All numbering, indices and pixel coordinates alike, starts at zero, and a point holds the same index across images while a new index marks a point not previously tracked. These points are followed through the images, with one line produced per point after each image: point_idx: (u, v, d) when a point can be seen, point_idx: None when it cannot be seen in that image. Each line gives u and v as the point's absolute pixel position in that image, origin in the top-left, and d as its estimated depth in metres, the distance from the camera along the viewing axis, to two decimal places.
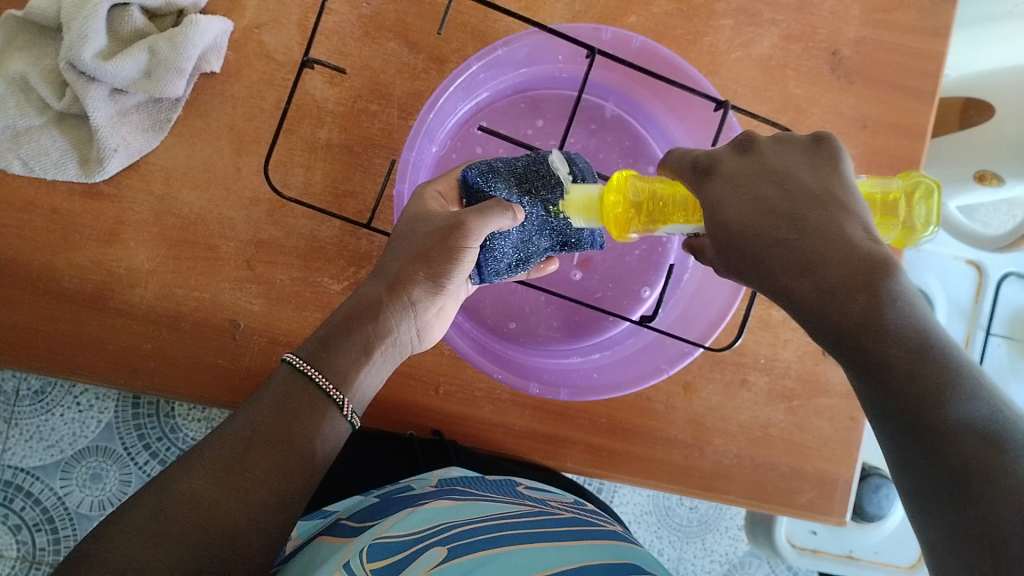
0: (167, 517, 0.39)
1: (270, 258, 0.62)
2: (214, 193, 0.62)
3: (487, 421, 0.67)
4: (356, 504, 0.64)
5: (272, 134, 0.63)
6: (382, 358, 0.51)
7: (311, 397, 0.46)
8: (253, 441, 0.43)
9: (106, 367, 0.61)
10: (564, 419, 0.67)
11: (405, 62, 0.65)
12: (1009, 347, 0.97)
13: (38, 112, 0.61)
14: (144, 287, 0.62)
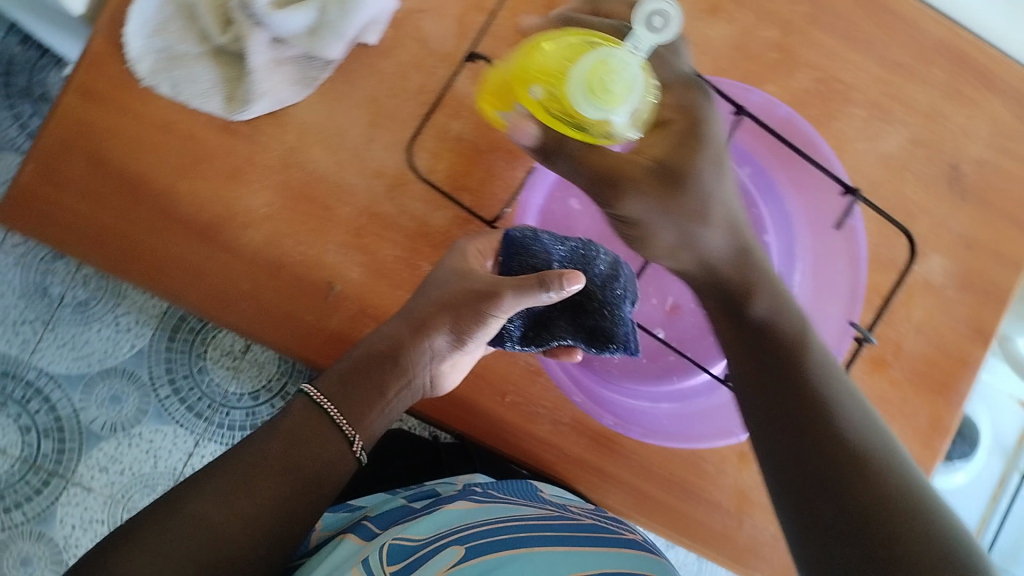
0: (190, 524, 0.48)
1: (380, 232, 0.64)
2: (342, 158, 0.64)
3: (542, 439, 0.68)
4: (383, 502, 0.68)
5: (411, 117, 0.65)
6: (393, 399, 0.58)
7: (321, 427, 0.55)
8: (251, 467, 0.51)
9: (202, 298, 0.62)
10: (616, 457, 0.69)
11: None
12: None
13: (198, 41, 0.63)
14: (256, 229, 0.63)
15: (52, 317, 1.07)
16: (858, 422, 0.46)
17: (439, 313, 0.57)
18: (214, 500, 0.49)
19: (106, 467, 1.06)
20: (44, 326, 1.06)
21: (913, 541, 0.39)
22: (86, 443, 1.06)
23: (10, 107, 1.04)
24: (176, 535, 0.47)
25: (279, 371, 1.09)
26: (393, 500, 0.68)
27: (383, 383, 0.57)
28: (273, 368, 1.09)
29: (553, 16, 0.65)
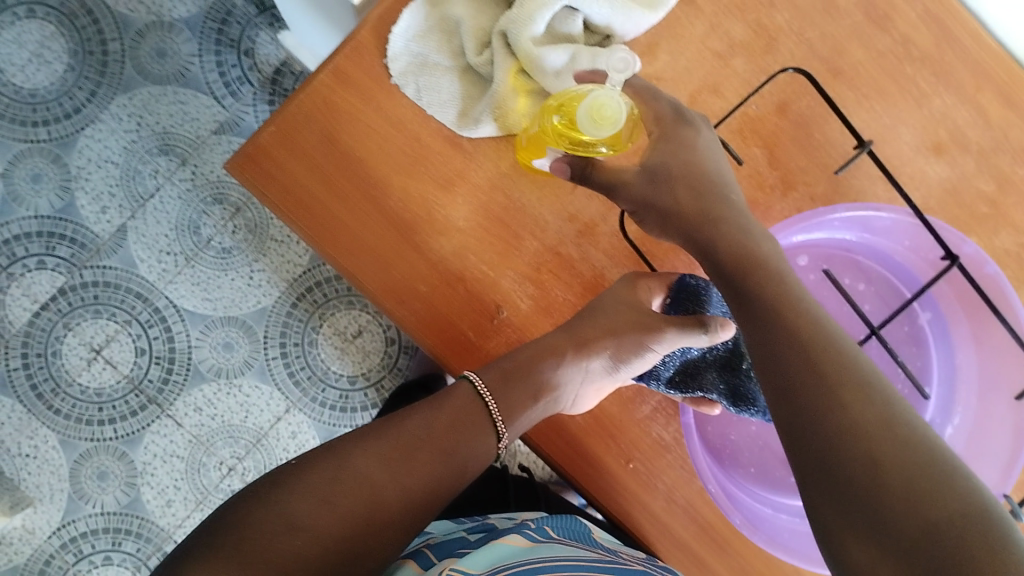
0: (355, 479, 0.50)
1: (555, 272, 0.66)
2: (544, 194, 0.66)
3: (652, 514, 0.65)
4: (448, 530, 0.62)
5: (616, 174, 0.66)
6: (542, 406, 0.61)
7: (476, 418, 0.59)
8: (408, 443, 0.54)
9: (381, 288, 0.65)
10: (719, 550, 0.65)
11: (759, 171, 0.66)
12: None
13: (451, 56, 0.67)
14: (448, 239, 0.65)
15: (194, 254, 1.08)
16: (868, 407, 0.39)
17: (587, 336, 0.61)
18: (374, 460, 0.52)
19: (201, 408, 1.08)
20: (184, 261, 1.08)
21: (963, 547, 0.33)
22: (191, 380, 1.08)
23: (217, 54, 1.08)
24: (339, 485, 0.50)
25: (382, 364, 1.12)
26: (458, 528, 0.62)
27: (538, 391, 0.60)
28: (376, 359, 1.12)
29: (780, 114, 0.67)
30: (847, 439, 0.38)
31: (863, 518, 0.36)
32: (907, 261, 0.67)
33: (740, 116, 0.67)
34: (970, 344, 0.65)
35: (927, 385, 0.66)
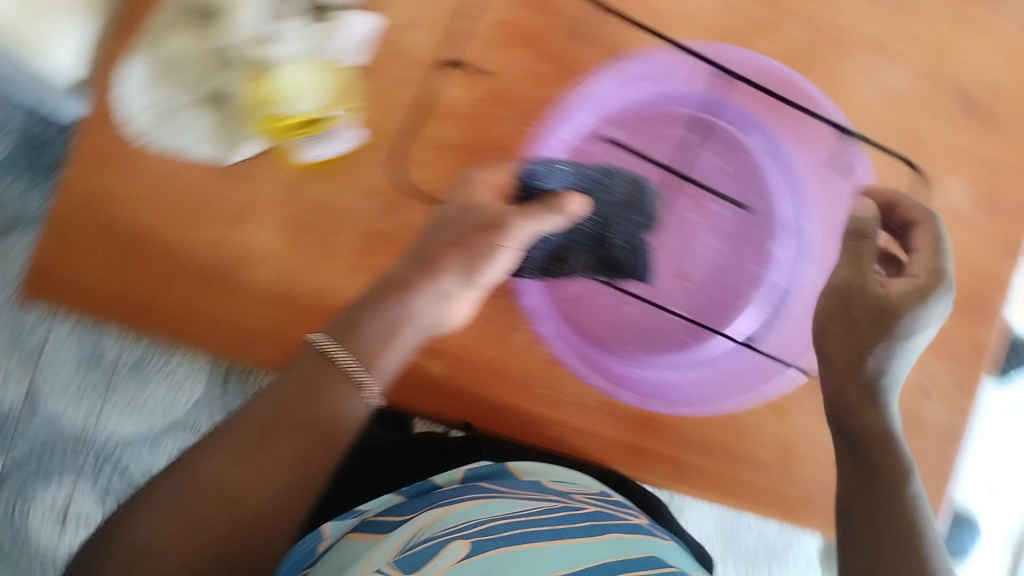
0: (200, 499, 0.46)
1: (385, 250, 0.60)
2: (337, 183, 0.60)
3: (572, 426, 0.62)
4: (383, 504, 0.71)
5: (398, 129, 0.61)
6: (413, 338, 0.53)
7: (333, 378, 0.50)
8: (247, 444, 0.48)
9: (221, 338, 0.60)
10: (641, 452, 0.62)
11: (538, 69, 0.61)
12: None
13: (194, 91, 0.60)
14: (261, 268, 0.60)
15: (106, 384, 0.93)
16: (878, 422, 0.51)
17: (485, 326, 0.62)
18: (231, 471, 0.47)
19: None
20: (100, 399, 0.93)
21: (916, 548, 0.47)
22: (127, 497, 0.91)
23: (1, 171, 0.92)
24: (191, 511, 0.45)
25: None
26: (390, 496, 0.71)
27: (377, 318, 0.52)
28: None
29: (532, 8, 0.61)
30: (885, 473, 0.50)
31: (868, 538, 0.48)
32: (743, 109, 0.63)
33: (496, 25, 0.61)
34: (792, 141, 0.63)
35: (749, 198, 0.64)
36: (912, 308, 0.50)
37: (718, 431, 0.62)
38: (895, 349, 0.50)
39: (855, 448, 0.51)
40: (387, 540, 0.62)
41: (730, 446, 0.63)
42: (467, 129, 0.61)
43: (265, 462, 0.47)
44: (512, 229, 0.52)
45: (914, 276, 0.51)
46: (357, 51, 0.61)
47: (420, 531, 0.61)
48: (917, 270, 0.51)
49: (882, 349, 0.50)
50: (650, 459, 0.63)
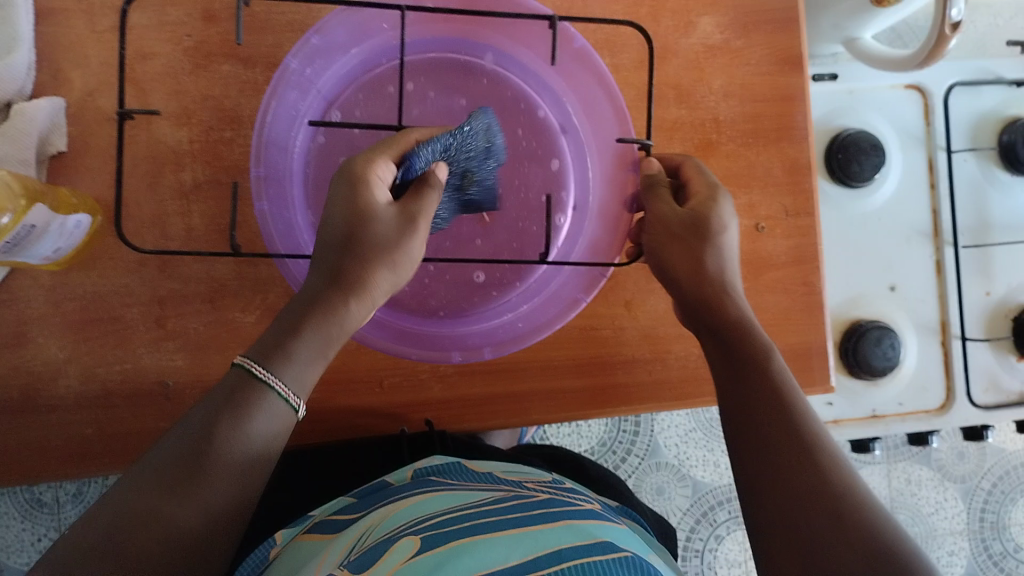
0: (151, 520, 0.39)
1: (178, 310, 0.59)
2: (102, 267, 0.58)
3: (440, 400, 0.60)
4: (334, 503, 0.57)
5: (138, 190, 0.58)
6: (319, 357, 0.48)
7: (262, 397, 0.44)
8: (182, 464, 0.41)
9: (57, 462, 0.57)
10: (514, 400, 0.61)
11: (246, 79, 0.59)
12: (979, 158, 0.81)
13: None
14: (66, 377, 0.58)
15: (59, 520, 0.91)
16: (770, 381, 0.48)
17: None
18: (177, 503, 0.40)
19: None
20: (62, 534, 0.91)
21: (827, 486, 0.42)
22: None
23: None
24: (155, 530, 0.38)
25: None
26: (343, 498, 0.57)
27: (300, 345, 0.47)
28: None
29: (216, 23, 0.58)
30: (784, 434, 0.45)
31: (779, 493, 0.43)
32: (438, 35, 0.58)
33: (185, 55, 0.58)
34: (520, 47, 0.58)
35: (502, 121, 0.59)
36: (712, 213, 0.52)
37: (585, 347, 0.62)
38: (711, 250, 0.52)
39: (712, 333, 0.52)
40: (336, 544, 0.48)
41: (605, 355, 0.62)
42: (202, 162, 0.58)
43: (208, 474, 0.41)
44: (368, 213, 0.47)
45: (694, 193, 0.54)
46: (55, 138, 0.56)
47: (366, 534, 0.48)
48: (693, 187, 0.54)
49: (710, 254, 0.52)
50: (533, 396, 0.61)
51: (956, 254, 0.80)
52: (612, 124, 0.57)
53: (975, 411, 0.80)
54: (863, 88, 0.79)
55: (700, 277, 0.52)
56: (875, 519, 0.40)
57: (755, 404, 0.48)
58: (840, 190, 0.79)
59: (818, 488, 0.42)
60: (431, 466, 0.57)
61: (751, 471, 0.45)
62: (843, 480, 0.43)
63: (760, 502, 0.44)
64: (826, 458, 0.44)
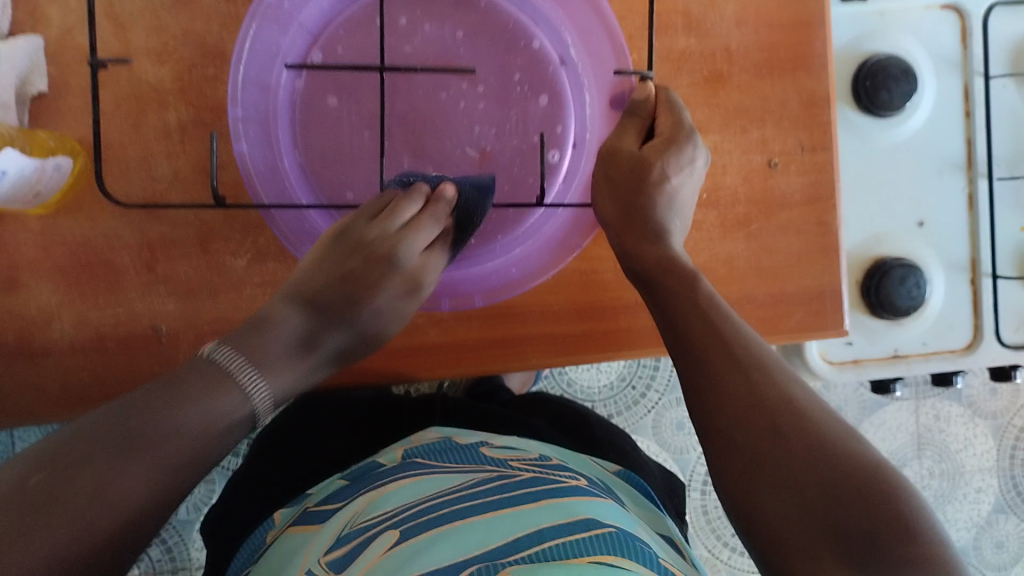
0: (173, 407, 0.41)
1: (168, 255, 0.57)
2: (89, 211, 0.57)
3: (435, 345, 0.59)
4: (324, 487, 0.61)
5: (121, 132, 0.56)
6: (312, 366, 0.49)
7: (220, 378, 0.44)
8: (221, 361, 0.45)
9: (55, 407, 0.57)
10: (509, 345, 0.59)
11: (228, 13, 0.56)
12: (1020, 84, 0.76)
13: None
14: (60, 323, 0.57)
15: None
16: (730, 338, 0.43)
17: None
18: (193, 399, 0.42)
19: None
20: None
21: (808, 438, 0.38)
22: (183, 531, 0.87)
23: None
24: (164, 410, 0.41)
25: None
26: (333, 481, 0.61)
27: (294, 361, 0.48)
28: None
29: None
30: (747, 393, 0.40)
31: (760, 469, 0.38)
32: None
33: None
34: None
35: (499, 54, 0.56)
36: (676, 164, 0.49)
37: (584, 292, 0.60)
38: (659, 198, 0.49)
39: (644, 278, 0.48)
40: (322, 533, 0.52)
41: (604, 301, 0.60)
42: (185, 101, 0.56)
43: (230, 372, 0.45)
44: (395, 244, 0.51)
45: (659, 134, 0.50)
46: (34, 78, 0.55)
47: (349, 524, 0.51)
48: (660, 127, 0.51)
49: (650, 203, 0.49)
50: (531, 341, 0.59)
51: (990, 187, 0.76)
52: (610, 56, 0.54)
53: (1004, 351, 0.77)
54: (894, 10, 0.74)
55: (641, 221, 0.49)
56: (844, 463, 0.37)
57: (698, 332, 0.44)
58: (867, 119, 0.75)
59: (772, 411, 0.39)
60: (419, 448, 0.61)
61: (724, 387, 0.41)
62: (805, 410, 0.39)
63: (723, 454, 0.40)
64: (784, 392, 0.40)
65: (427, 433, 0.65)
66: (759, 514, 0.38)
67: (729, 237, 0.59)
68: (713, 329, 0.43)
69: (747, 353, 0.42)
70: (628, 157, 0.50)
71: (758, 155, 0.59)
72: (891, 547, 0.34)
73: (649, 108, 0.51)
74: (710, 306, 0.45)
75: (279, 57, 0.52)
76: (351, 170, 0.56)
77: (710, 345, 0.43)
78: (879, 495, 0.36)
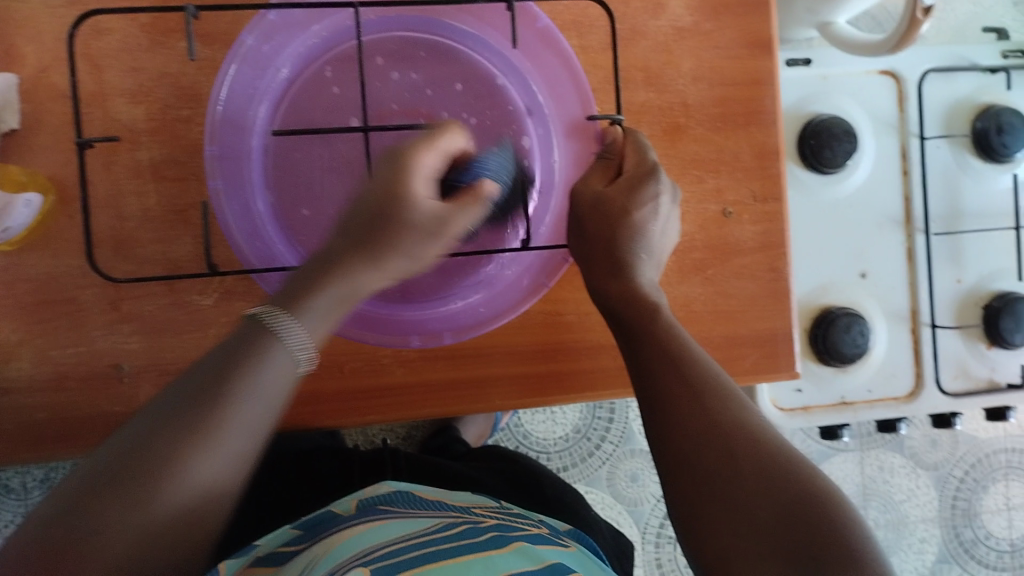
0: (96, 513, 0.38)
1: (134, 292, 0.57)
2: (55, 247, 0.56)
3: (400, 388, 0.60)
4: (276, 534, 0.55)
5: (92, 172, 0.57)
6: (333, 303, 0.48)
7: (263, 339, 0.45)
8: (167, 433, 0.41)
9: (11, 444, 0.56)
10: (477, 388, 0.60)
11: (203, 56, 0.57)
12: (952, 146, 0.81)
13: None
14: (20, 359, 0.57)
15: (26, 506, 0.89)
16: (701, 365, 0.46)
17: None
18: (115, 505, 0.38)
19: None
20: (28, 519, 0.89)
21: (767, 460, 0.40)
22: None
23: None
24: (92, 518, 0.38)
25: None
26: (285, 531, 0.55)
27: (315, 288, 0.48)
28: None
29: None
30: (707, 424, 0.42)
31: (719, 492, 0.40)
32: (401, 13, 0.57)
33: (140, 31, 0.56)
34: (483, 26, 0.57)
35: (466, 101, 0.58)
36: (636, 199, 0.51)
37: (546, 333, 0.61)
38: (625, 232, 0.51)
39: (615, 315, 0.50)
40: None
41: (568, 342, 0.61)
42: (158, 141, 0.57)
43: (178, 450, 0.41)
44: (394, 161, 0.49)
45: (625, 173, 0.52)
46: (6, 114, 0.55)
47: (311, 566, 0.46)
48: (625, 166, 0.53)
49: (622, 235, 0.51)
50: (496, 383, 0.61)
51: (927, 242, 0.80)
52: (575, 105, 0.58)
53: (944, 398, 0.81)
54: (836, 73, 0.79)
55: (608, 253, 0.51)
56: (795, 487, 0.38)
57: (659, 365, 0.46)
58: (811, 175, 0.79)
59: (725, 433, 0.41)
60: (376, 497, 0.57)
61: (683, 408, 0.44)
62: (760, 436, 0.41)
63: (679, 472, 0.42)
64: (737, 417, 0.42)
65: (381, 485, 0.60)
66: (707, 537, 0.39)
67: (687, 281, 0.61)
68: (677, 358, 0.46)
69: (716, 385, 0.45)
70: (587, 190, 0.52)
71: (715, 203, 0.62)
72: (838, 565, 0.35)
73: (616, 149, 0.53)
74: (676, 336, 0.48)
75: (254, 98, 0.54)
76: (325, 212, 0.57)
77: (676, 372, 0.45)
78: (823, 521, 0.37)
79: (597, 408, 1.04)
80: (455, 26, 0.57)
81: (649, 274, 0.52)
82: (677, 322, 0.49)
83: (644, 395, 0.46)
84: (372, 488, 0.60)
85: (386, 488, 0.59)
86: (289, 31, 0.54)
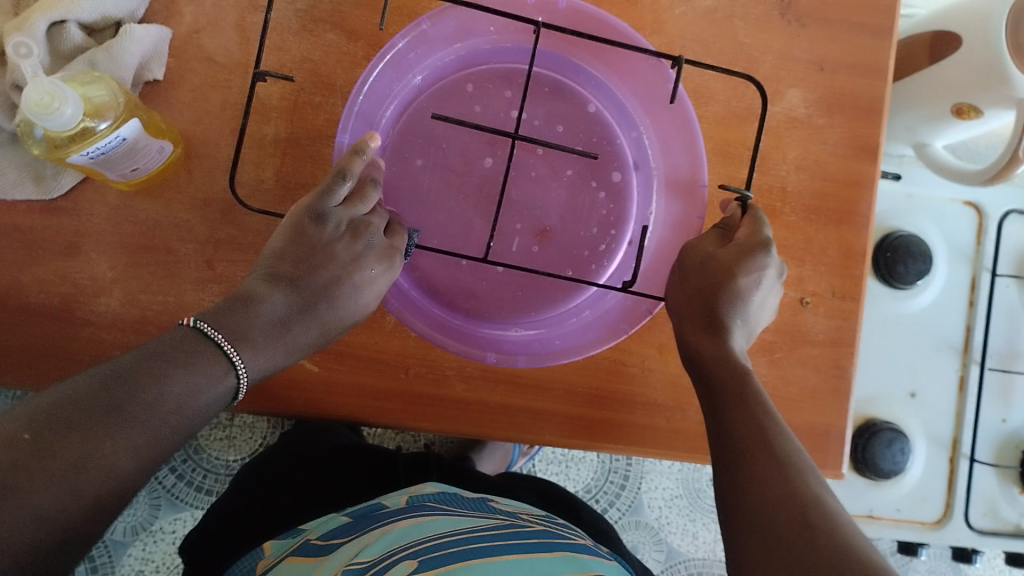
0: (64, 471, 0.36)
1: (230, 256, 0.59)
2: (168, 197, 0.59)
3: (460, 401, 0.61)
4: (325, 521, 0.59)
5: (221, 137, 0.59)
6: (278, 354, 0.48)
7: (203, 351, 0.43)
8: (139, 403, 0.39)
9: (82, 375, 0.58)
10: (536, 417, 0.62)
11: (345, 52, 0.60)
12: (1020, 288, 0.83)
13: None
14: (109, 295, 0.58)
15: None
16: (784, 435, 0.47)
17: None
18: (118, 447, 0.38)
19: None
20: None
21: (836, 525, 0.41)
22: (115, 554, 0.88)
23: None
24: (53, 466, 0.36)
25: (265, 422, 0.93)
26: (335, 517, 0.59)
27: (272, 338, 0.47)
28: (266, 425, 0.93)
29: None
30: (784, 487, 0.44)
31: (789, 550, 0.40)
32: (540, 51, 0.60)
33: (294, 16, 0.60)
34: (612, 76, 0.60)
35: (579, 142, 0.61)
36: (745, 266, 0.52)
37: (607, 379, 0.62)
38: (727, 294, 0.52)
39: (704, 374, 0.52)
40: (331, 560, 0.49)
41: (625, 392, 0.63)
42: (286, 120, 0.60)
43: (137, 425, 0.39)
44: (365, 230, 0.52)
45: (736, 241, 0.54)
46: (152, 65, 0.58)
47: (365, 551, 0.49)
48: (738, 235, 0.54)
49: (725, 296, 0.52)
50: (551, 417, 0.62)
51: (980, 375, 0.82)
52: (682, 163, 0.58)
53: (971, 534, 0.81)
54: (922, 194, 0.81)
55: (707, 312, 0.53)
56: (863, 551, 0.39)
57: (746, 436, 0.47)
58: (880, 286, 0.81)
59: (802, 504, 0.42)
60: (424, 496, 0.60)
61: (763, 472, 0.45)
62: (832, 507, 0.42)
63: (752, 532, 0.43)
64: (814, 487, 0.43)
65: (425, 486, 0.63)
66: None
67: (753, 359, 0.63)
68: (756, 423, 0.48)
69: (795, 454, 0.46)
70: (698, 252, 0.54)
71: (794, 291, 0.63)
72: None
73: (733, 223, 0.55)
74: (763, 404, 0.49)
75: (390, 98, 0.58)
76: (424, 215, 0.59)
77: (756, 437, 0.47)
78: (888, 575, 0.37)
79: (612, 471, 1.04)
80: (585, 73, 0.61)
81: (742, 341, 0.53)
82: (764, 393, 0.50)
83: (724, 455, 0.48)
84: (417, 488, 0.63)
85: (432, 489, 0.62)
86: (433, 43, 0.57)
